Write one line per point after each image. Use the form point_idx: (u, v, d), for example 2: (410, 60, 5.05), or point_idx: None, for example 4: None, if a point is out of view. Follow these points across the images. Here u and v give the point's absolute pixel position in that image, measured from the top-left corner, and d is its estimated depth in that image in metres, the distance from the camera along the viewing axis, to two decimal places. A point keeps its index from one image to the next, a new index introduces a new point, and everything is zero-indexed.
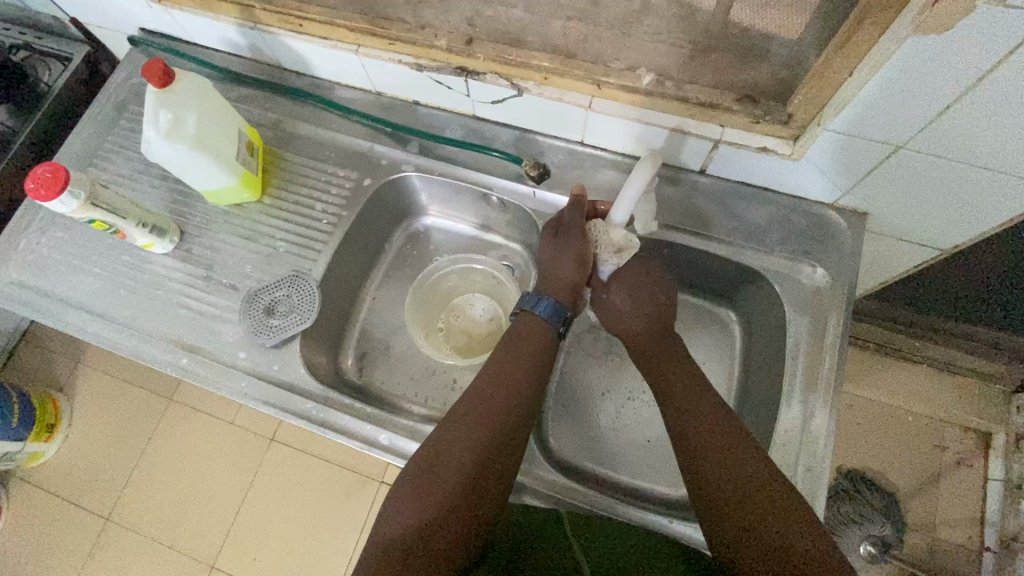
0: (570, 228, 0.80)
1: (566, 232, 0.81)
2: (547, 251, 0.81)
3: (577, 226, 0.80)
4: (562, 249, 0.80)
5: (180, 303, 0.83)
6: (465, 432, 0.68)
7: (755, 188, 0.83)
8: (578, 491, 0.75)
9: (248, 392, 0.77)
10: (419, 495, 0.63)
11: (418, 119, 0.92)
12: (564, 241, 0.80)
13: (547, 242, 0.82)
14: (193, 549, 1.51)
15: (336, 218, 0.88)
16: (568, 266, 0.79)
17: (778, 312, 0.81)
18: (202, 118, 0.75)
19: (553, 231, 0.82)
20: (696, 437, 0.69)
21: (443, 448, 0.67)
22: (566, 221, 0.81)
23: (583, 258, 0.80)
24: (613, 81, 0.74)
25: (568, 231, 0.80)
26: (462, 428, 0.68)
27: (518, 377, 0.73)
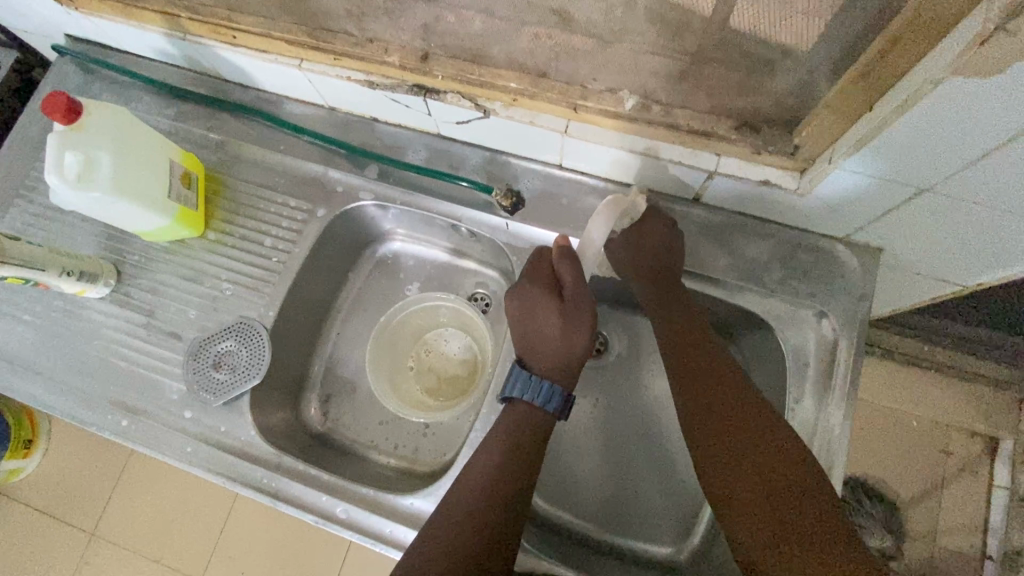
0: (576, 297, 0.67)
1: (574, 303, 0.67)
2: (554, 325, 0.67)
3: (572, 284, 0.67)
4: (567, 320, 0.67)
5: (120, 356, 0.76)
6: (495, 463, 0.62)
7: (754, 218, 0.73)
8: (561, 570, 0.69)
9: (194, 458, 0.71)
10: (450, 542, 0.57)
11: (376, 139, 0.81)
12: (576, 312, 0.67)
13: (555, 311, 0.67)
14: (179, 564, 1.48)
15: (288, 255, 0.79)
16: (584, 343, 0.67)
17: (778, 358, 0.73)
18: (121, 157, 0.66)
19: (555, 297, 0.67)
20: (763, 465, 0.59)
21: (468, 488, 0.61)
22: (569, 287, 0.67)
23: (580, 334, 0.67)
24: (591, 105, 0.64)
25: (571, 300, 0.67)
26: (489, 461, 0.62)
27: (516, 426, 0.64)
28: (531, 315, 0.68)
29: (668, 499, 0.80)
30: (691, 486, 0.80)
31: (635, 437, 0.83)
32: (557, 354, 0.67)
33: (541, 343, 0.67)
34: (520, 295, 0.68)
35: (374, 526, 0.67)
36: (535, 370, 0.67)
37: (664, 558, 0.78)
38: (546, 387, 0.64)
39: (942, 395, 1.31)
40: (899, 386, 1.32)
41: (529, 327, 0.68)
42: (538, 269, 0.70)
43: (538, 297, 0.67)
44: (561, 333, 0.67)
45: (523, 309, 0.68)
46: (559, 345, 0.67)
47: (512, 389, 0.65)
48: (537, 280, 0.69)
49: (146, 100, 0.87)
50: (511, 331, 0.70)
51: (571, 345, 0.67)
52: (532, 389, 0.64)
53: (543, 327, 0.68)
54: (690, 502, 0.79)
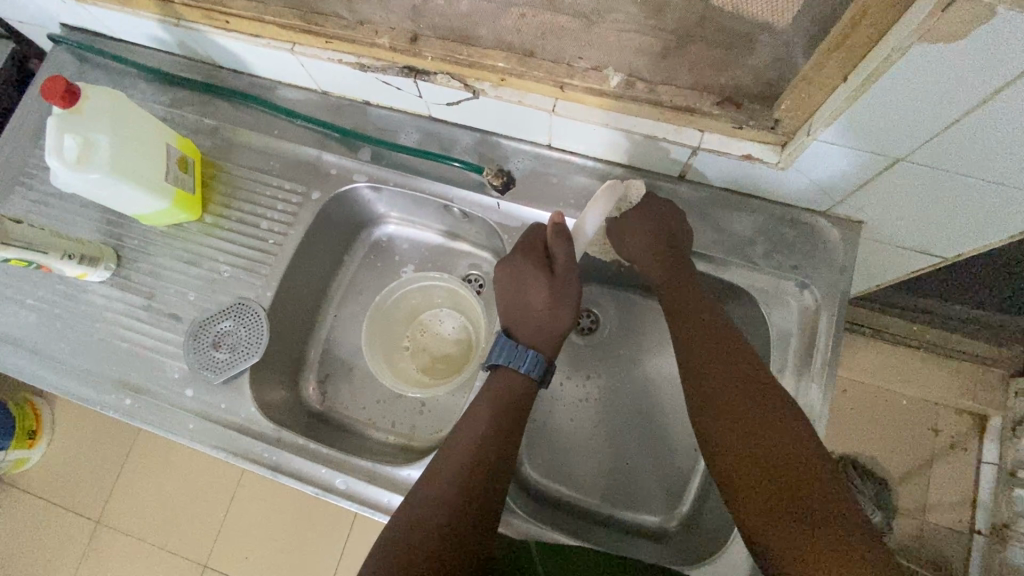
0: (566, 273, 0.69)
1: (564, 279, 0.69)
2: (542, 297, 0.68)
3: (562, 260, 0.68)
4: (553, 294, 0.68)
5: (122, 337, 0.78)
6: (486, 425, 0.64)
7: (739, 195, 0.75)
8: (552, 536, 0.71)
9: (196, 435, 0.73)
10: (439, 499, 0.58)
11: (369, 122, 0.83)
12: (564, 287, 0.69)
13: (544, 284, 0.68)
14: (184, 549, 1.51)
15: (284, 236, 0.81)
16: (569, 317, 0.69)
17: (763, 330, 0.75)
18: (119, 140, 0.67)
19: (546, 271, 0.69)
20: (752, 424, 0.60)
21: (460, 446, 0.62)
22: (560, 263, 0.69)
23: (564, 310, 0.69)
24: (578, 84, 0.66)
25: (560, 276, 0.68)
26: (480, 425, 0.64)
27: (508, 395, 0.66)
28: (521, 286, 0.70)
29: (658, 470, 0.82)
30: (679, 456, 0.82)
31: (625, 410, 0.85)
32: (541, 326, 0.68)
33: (528, 314, 0.69)
34: (512, 266, 0.70)
35: (373, 496, 0.69)
36: (520, 339, 0.69)
37: (654, 525, 0.80)
38: (530, 358, 0.67)
39: (930, 373, 1.33)
40: (888, 365, 1.34)
41: (517, 297, 0.70)
42: (531, 244, 0.71)
43: (529, 269, 0.69)
44: (547, 305, 0.68)
45: (513, 279, 0.70)
46: (544, 317, 0.68)
47: (498, 356, 0.67)
48: (529, 253, 0.70)
49: (142, 88, 0.88)
50: (500, 301, 0.71)
51: (557, 318, 0.68)
52: (516, 358, 0.67)
53: (530, 298, 0.69)
54: (679, 472, 0.82)
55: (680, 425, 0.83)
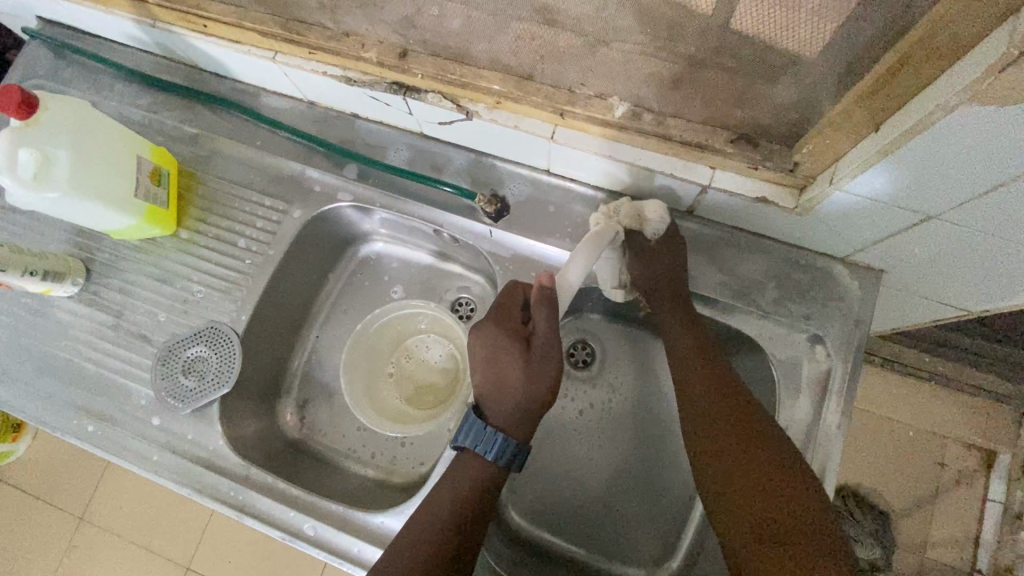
0: (545, 347, 0.63)
1: (542, 356, 0.63)
2: (517, 374, 0.63)
3: (544, 333, 0.63)
4: (534, 371, 0.63)
5: (87, 358, 0.74)
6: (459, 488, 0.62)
7: (750, 235, 0.69)
8: None
9: (160, 467, 0.68)
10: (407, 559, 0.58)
11: (357, 137, 0.78)
12: (543, 363, 0.63)
13: (519, 361, 0.63)
14: (166, 551, 1.49)
15: (263, 257, 0.76)
16: (545, 395, 0.63)
17: (767, 380, 0.70)
18: (82, 156, 0.62)
19: (523, 345, 0.63)
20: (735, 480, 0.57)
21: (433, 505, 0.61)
22: (540, 336, 0.63)
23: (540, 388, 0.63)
24: (579, 112, 0.60)
25: (540, 351, 0.63)
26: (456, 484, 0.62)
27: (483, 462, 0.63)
28: (493, 360, 0.64)
29: (647, 519, 0.78)
30: (670, 506, 0.78)
31: (615, 453, 0.81)
32: (515, 405, 0.63)
33: (501, 393, 0.63)
34: (485, 338, 0.64)
35: (343, 546, 0.65)
36: (492, 421, 0.63)
37: None
38: (497, 442, 0.62)
39: (939, 406, 1.28)
40: (895, 396, 1.29)
41: (489, 370, 0.65)
42: (509, 310, 0.66)
43: (503, 343, 0.64)
44: (524, 382, 0.63)
45: (486, 351, 0.64)
46: (519, 397, 0.62)
47: (464, 438, 0.63)
48: (506, 325, 0.65)
49: (120, 90, 0.83)
50: (473, 371, 0.66)
51: (533, 396, 0.63)
52: (484, 444, 0.62)
53: (506, 373, 0.64)
54: (671, 523, 0.77)
55: (675, 473, 0.79)
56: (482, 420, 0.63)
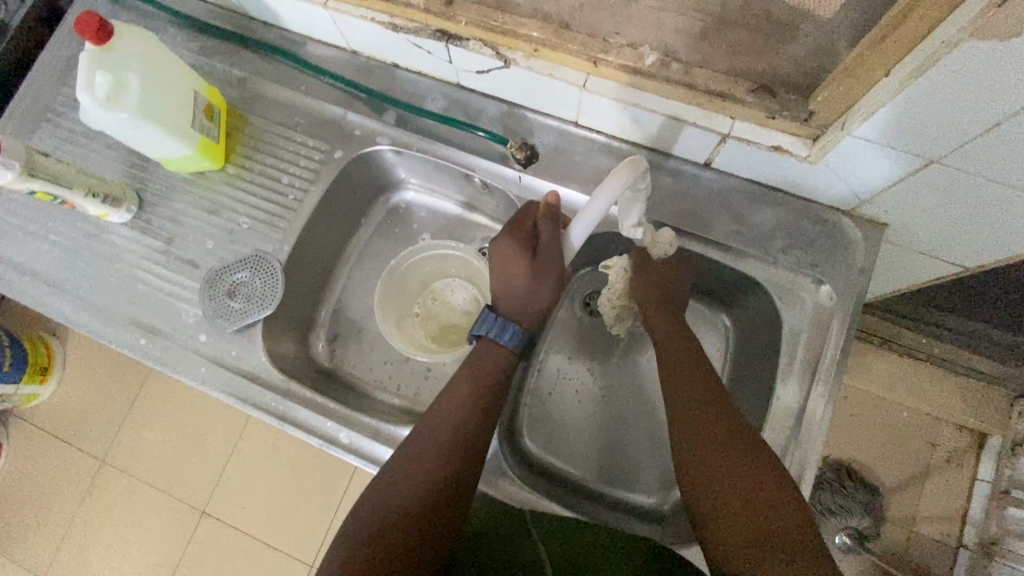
0: (550, 249, 0.70)
1: (546, 258, 0.70)
2: (523, 274, 0.70)
3: (549, 238, 0.70)
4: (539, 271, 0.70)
5: (140, 279, 0.79)
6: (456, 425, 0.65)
7: (763, 188, 0.74)
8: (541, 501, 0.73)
9: (207, 379, 0.74)
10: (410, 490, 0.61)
11: (396, 85, 0.82)
12: (547, 264, 0.70)
13: (525, 263, 0.70)
14: (185, 495, 1.55)
15: (305, 193, 0.81)
16: (549, 294, 0.71)
17: (772, 325, 0.75)
18: (149, 81, 0.67)
19: (530, 248, 0.71)
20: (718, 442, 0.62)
21: (434, 436, 0.65)
22: (545, 241, 0.70)
23: (543, 283, 0.71)
24: (611, 60, 0.64)
25: (546, 251, 0.70)
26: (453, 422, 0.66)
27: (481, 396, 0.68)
28: (504, 265, 0.72)
29: (653, 451, 0.84)
30: None
31: (624, 390, 0.87)
32: (522, 299, 0.71)
33: (509, 289, 0.71)
34: (498, 241, 0.72)
35: (375, 452, 0.71)
36: (501, 311, 0.72)
37: (644, 505, 0.81)
38: (509, 329, 0.70)
39: (934, 386, 1.32)
40: (892, 375, 1.34)
41: (502, 272, 0.72)
42: (520, 221, 0.73)
43: (513, 249, 0.71)
44: (528, 280, 0.70)
45: (498, 256, 0.72)
46: (524, 294, 0.71)
47: (481, 328, 0.71)
48: (516, 230, 0.72)
49: (173, 33, 0.87)
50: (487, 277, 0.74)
51: (537, 291, 0.71)
52: (498, 328, 0.70)
53: (514, 274, 0.71)
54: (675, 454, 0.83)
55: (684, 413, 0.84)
56: (495, 311, 0.72)
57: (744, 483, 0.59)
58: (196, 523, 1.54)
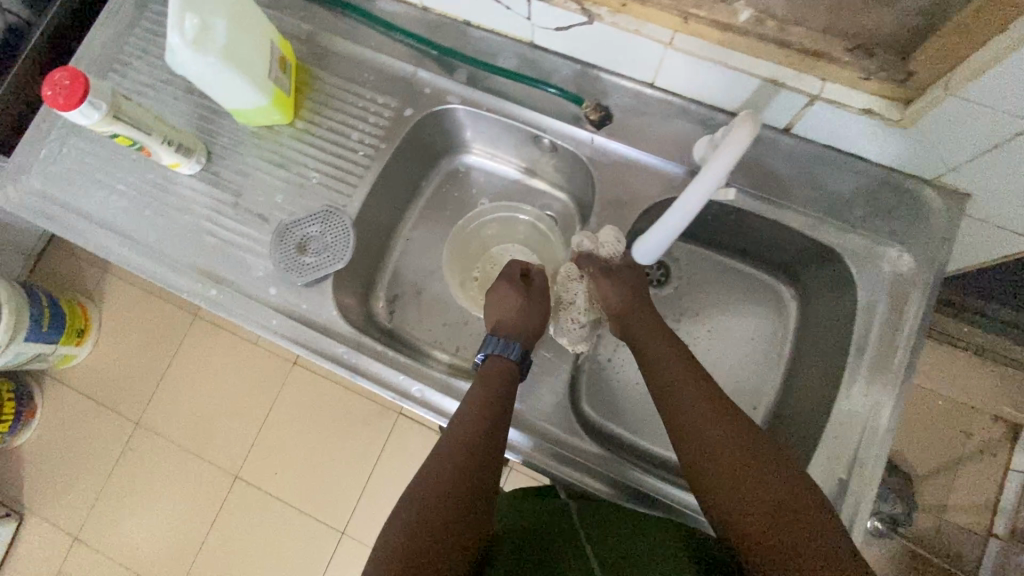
0: (539, 291, 0.83)
1: (538, 294, 0.82)
2: (518, 303, 0.80)
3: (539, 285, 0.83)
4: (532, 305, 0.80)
5: (208, 230, 0.79)
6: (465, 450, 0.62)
7: (843, 155, 0.73)
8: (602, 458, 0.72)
9: (277, 330, 0.75)
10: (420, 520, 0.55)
11: (467, 43, 0.81)
12: (538, 300, 0.81)
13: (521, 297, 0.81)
14: (218, 459, 1.57)
15: (374, 150, 0.81)
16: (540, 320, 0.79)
17: (841, 296, 0.74)
18: (235, 27, 0.67)
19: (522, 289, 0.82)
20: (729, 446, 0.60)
21: (442, 462, 0.61)
22: (535, 284, 0.83)
23: (535, 312, 0.79)
24: (704, 15, 0.64)
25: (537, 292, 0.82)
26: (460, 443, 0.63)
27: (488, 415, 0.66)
28: (501, 302, 0.81)
29: None
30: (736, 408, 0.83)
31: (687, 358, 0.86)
32: (518, 323, 0.78)
33: (507, 318, 0.78)
34: (495, 289, 0.83)
35: (445, 406, 0.72)
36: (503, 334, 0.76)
37: None
38: (513, 343, 0.73)
39: (973, 375, 1.31)
40: (932, 363, 1.33)
41: (496, 314, 0.80)
42: (512, 274, 0.84)
43: (508, 290, 0.82)
44: (523, 307, 0.79)
45: (496, 299, 0.82)
46: (520, 317, 0.78)
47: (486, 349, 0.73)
48: (509, 279, 0.83)
49: None
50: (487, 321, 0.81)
51: (531, 317, 0.79)
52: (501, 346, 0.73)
53: (510, 308, 0.80)
54: None
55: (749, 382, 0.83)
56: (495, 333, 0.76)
57: (769, 482, 0.56)
58: (228, 488, 1.56)
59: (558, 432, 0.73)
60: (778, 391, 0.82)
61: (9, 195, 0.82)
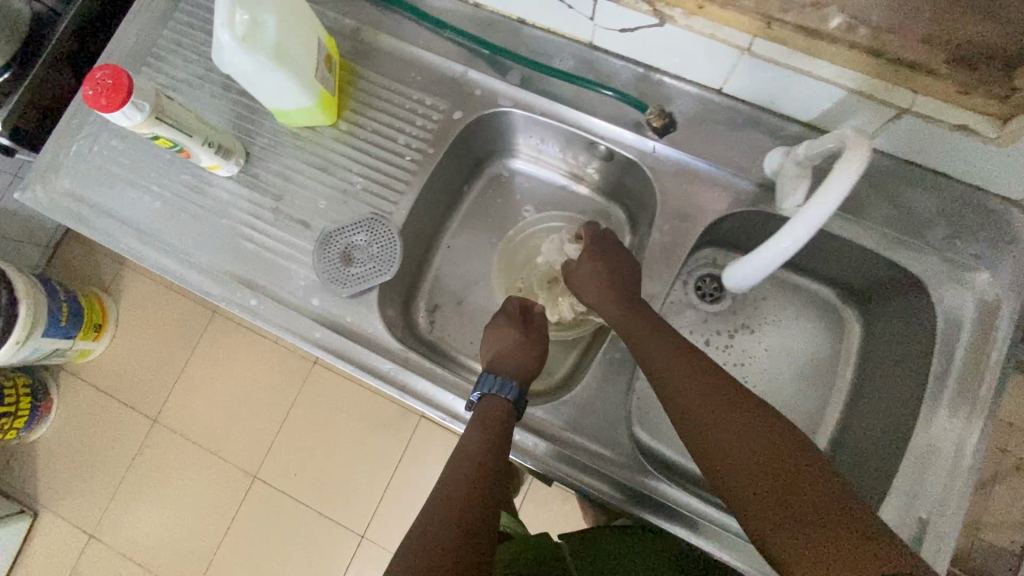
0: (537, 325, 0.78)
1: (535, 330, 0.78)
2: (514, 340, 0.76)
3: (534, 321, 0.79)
4: (526, 343, 0.76)
5: (245, 236, 0.76)
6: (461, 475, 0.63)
7: (925, 171, 0.69)
8: (656, 483, 0.67)
9: (320, 343, 0.71)
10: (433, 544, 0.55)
11: (522, 43, 0.77)
12: (535, 337, 0.77)
13: (519, 333, 0.77)
14: (236, 458, 1.54)
15: (422, 155, 0.77)
16: (535, 358, 0.75)
17: (913, 322, 0.71)
18: (284, 23, 0.62)
19: (519, 324, 0.78)
20: (733, 438, 0.55)
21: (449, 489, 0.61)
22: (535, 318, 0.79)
23: (528, 350, 0.75)
24: (788, 20, 0.58)
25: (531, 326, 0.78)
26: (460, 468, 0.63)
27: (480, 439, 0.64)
28: (497, 338, 0.77)
29: None
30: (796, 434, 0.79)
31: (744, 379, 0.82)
32: (513, 361, 0.74)
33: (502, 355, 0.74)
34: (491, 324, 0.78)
35: None
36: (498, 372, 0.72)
37: None
38: (508, 383, 0.69)
39: None
40: None
41: (492, 347, 0.76)
42: (508, 309, 0.80)
43: (504, 326, 0.77)
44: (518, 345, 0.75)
45: (492, 337, 0.77)
46: (515, 354, 0.74)
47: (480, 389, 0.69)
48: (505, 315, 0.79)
49: None
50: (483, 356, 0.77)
51: (527, 355, 0.75)
52: (494, 386, 0.69)
53: (505, 345, 0.75)
54: None
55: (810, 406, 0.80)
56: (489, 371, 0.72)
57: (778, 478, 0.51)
58: (246, 487, 1.53)
59: (610, 456, 0.69)
60: (839, 416, 0.79)
61: (38, 196, 0.78)
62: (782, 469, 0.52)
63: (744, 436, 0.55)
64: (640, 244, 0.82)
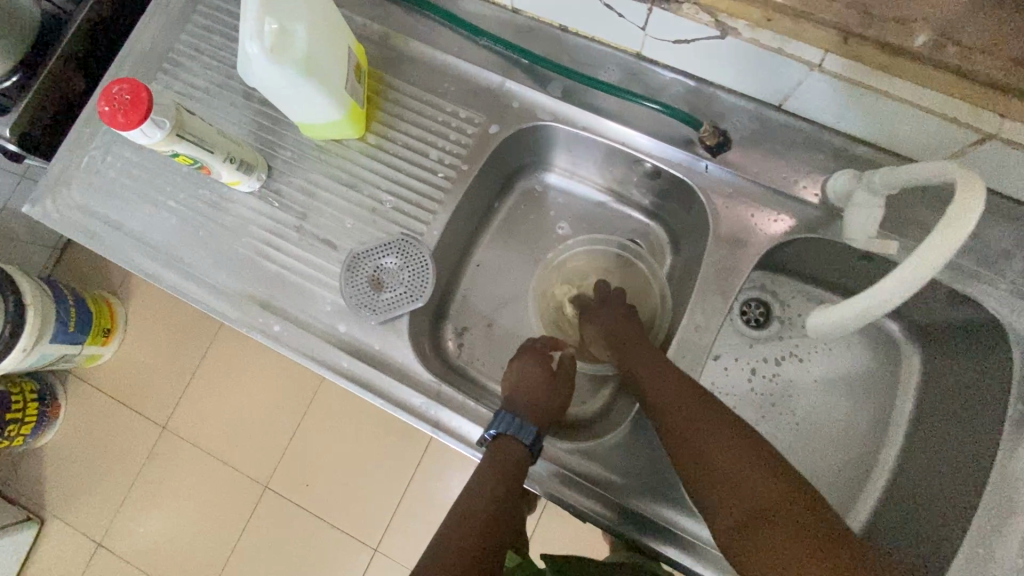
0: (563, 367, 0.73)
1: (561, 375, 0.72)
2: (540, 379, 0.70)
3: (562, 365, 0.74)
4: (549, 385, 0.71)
5: (267, 256, 0.71)
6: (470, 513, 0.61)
7: (1001, 198, 0.64)
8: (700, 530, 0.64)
9: (348, 374, 0.67)
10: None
11: (564, 52, 0.72)
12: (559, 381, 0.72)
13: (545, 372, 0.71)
14: (247, 466, 1.39)
15: (456, 171, 0.72)
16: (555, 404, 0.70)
17: (982, 359, 0.66)
18: (315, 33, 0.57)
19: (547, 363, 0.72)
20: (720, 463, 0.56)
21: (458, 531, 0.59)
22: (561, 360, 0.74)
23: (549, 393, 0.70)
24: (868, 36, 0.53)
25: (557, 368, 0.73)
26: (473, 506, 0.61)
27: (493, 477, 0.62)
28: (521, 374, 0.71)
29: (825, 473, 0.75)
30: (848, 471, 0.75)
31: (793, 411, 0.77)
32: (533, 401, 0.68)
33: (524, 392, 0.69)
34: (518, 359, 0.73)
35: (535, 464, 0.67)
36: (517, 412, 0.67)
37: None
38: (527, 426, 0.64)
39: None
40: None
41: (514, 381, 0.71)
42: (539, 346, 0.74)
43: (532, 362, 0.72)
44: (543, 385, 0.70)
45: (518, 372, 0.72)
46: (538, 396, 0.69)
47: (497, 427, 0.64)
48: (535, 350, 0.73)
49: None
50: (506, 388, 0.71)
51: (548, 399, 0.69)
52: (513, 428, 0.64)
53: (529, 382, 0.70)
54: (847, 480, 0.75)
55: (862, 440, 0.76)
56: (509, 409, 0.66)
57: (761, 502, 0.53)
58: (257, 498, 1.38)
59: (654, 504, 0.65)
60: (896, 452, 0.74)
61: (47, 210, 0.74)
62: (767, 493, 0.53)
63: (738, 458, 0.56)
64: (684, 267, 0.78)
